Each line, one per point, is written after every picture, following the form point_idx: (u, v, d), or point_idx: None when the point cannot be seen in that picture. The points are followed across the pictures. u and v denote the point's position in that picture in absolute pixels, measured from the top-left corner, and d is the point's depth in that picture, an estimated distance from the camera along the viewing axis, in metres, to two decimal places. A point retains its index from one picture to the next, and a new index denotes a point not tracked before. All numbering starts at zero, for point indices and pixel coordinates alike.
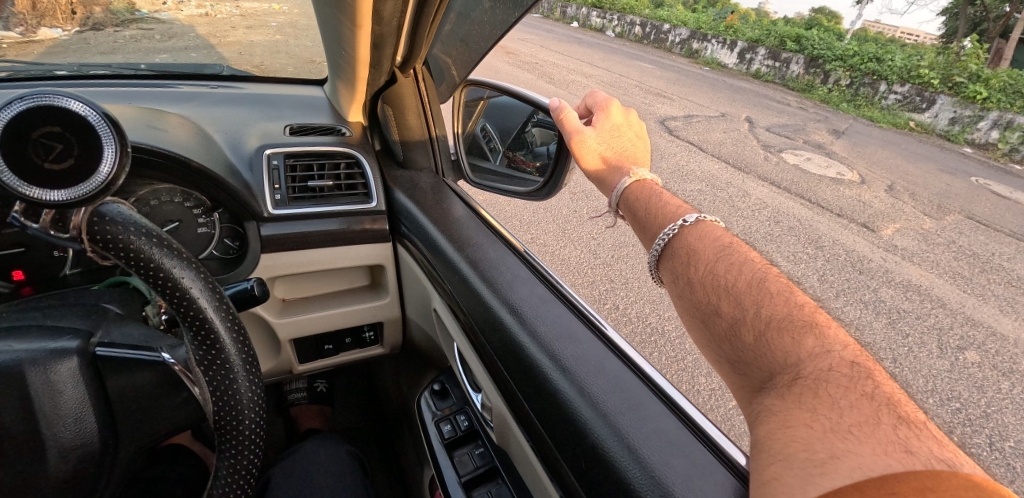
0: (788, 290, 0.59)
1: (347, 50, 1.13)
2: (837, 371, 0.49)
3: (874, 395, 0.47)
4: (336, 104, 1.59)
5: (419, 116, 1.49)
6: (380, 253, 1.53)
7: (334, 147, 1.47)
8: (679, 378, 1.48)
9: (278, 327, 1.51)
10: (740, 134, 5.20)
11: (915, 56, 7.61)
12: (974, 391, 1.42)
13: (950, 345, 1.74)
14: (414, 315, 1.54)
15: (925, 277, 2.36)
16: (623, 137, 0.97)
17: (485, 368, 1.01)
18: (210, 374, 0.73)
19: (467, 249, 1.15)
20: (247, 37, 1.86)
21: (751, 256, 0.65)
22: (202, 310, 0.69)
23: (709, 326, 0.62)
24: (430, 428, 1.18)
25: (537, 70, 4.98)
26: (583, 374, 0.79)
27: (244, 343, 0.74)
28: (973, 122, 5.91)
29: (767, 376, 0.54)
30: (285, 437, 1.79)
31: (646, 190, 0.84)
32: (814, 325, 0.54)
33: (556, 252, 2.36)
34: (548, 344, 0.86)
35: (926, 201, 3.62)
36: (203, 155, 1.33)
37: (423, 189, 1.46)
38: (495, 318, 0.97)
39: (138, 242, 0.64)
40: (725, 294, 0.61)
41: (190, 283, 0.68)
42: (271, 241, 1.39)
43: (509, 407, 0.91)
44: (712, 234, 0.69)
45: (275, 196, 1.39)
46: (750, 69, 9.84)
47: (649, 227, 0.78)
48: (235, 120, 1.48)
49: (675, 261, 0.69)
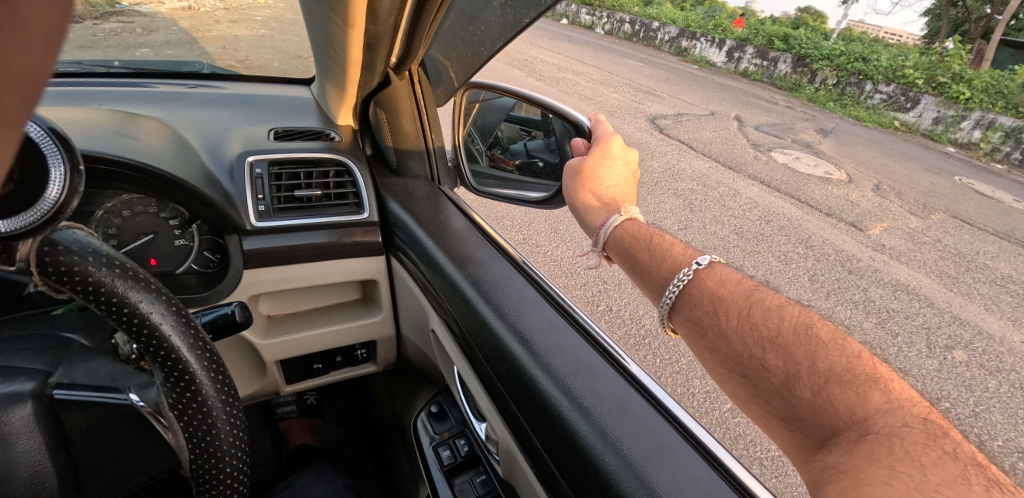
0: (840, 337, 0.61)
1: (338, 51, 1.08)
2: (911, 427, 0.50)
3: (958, 454, 0.47)
4: (324, 106, 1.53)
5: (415, 121, 1.42)
6: (372, 267, 1.48)
7: (322, 153, 1.41)
8: (673, 381, 1.54)
9: (263, 349, 1.45)
10: (729, 133, 5.21)
11: (901, 57, 7.79)
12: (962, 392, 1.49)
13: (938, 344, 1.78)
14: (409, 332, 1.50)
15: (913, 276, 2.39)
16: (614, 172, 1.01)
17: (490, 399, 0.96)
18: (186, 418, 0.74)
19: (469, 268, 1.10)
20: (232, 31, 1.79)
21: (785, 304, 0.67)
22: (174, 347, 0.71)
23: (755, 380, 0.63)
24: (427, 452, 1.15)
25: (529, 67, 4.92)
26: (606, 415, 0.73)
27: (221, 382, 0.76)
28: (956, 120, 6.27)
29: (831, 431, 0.54)
30: (272, 453, 1.74)
31: (637, 230, 0.90)
32: (876, 380, 0.55)
33: (548, 252, 2.38)
34: (565, 379, 0.80)
35: (912, 201, 3.68)
36: (179, 164, 1.27)
37: (418, 198, 1.41)
38: (501, 347, 0.92)
39: (99, 274, 0.64)
40: (772, 348, 0.62)
41: (161, 318, 0.69)
42: (254, 255, 1.32)
43: (516, 439, 0.86)
44: (732, 280, 0.73)
45: (258, 207, 1.32)
46: (738, 68, 9.92)
47: (652, 271, 0.81)
48: (216, 124, 1.42)
49: (697, 310, 0.72)
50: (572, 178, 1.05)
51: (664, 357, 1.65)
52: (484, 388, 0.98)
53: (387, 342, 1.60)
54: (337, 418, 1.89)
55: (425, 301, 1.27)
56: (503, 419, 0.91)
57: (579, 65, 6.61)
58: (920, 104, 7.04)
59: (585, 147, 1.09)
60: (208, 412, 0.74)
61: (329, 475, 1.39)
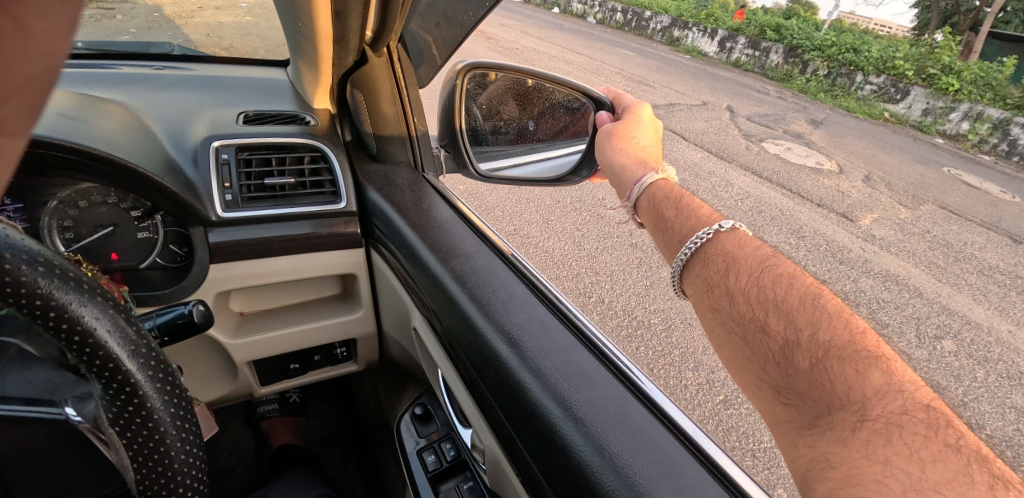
0: (845, 311, 0.59)
1: (307, 24, 1.01)
2: (912, 416, 0.47)
3: (960, 447, 0.44)
4: (300, 90, 1.46)
5: (395, 104, 1.36)
6: (351, 261, 1.43)
7: (295, 138, 1.34)
8: (664, 372, 1.56)
9: (233, 349, 1.40)
10: (722, 123, 5.18)
11: (892, 48, 7.89)
12: (952, 382, 1.53)
13: (928, 334, 1.84)
14: (391, 330, 1.45)
15: (902, 266, 2.43)
16: (647, 132, 1.07)
17: (474, 401, 0.92)
18: (128, 431, 0.72)
19: (452, 262, 1.06)
20: (216, 17, 1.68)
21: (797, 272, 0.66)
22: (109, 348, 0.68)
23: (753, 343, 0.62)
24: (413, 460, 1.14)
25: (517, 54, 4.80)
26: (603, 427, 0.69)
27: (169, 395, 0.75)
28: (945, 112, 6.44)
29: (825, 409, 0.52)
30: (253, 451, 1.73)
31: (671, 190, 0.90)
32: (879, 359, 0.53)
33: (540, 243, 2.35)
34: (558, 388, 0.76)
35: (901, 192, 3.74)
36: (138, 152, 1.20)
37: (399, 186, 1.35)
38: (489, 351, 0.88)
39: (24, 273, 0.60)
40: (776, 312, 0.61)
41: (98, 324, 0.67)
42: (221, 249, 1.26)
43: (505, 448, 0.82)
44: (750, 245, 0.72)
45: (225, 196, 1.26)
46: (731, 58, 9.85)
47: (676, 230, 0.81)
48: (181, 107, 1.35)
49: (708, 270, 0.72)
50: (605, 140, 1.10)
51: (656, 349, 1.68)
52: (469, 390, 0.94)
53: (369, 337, 1.56)
54: (320, 416, 1.86)
55: (407, 298, 1.23)
56: (491, 427, 0.87)
57: (570, 54, 6.52)
58: (909, 96, 7.28)
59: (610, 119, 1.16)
60: (156, 425, 0.74)
61: (307, 487, 1.35)
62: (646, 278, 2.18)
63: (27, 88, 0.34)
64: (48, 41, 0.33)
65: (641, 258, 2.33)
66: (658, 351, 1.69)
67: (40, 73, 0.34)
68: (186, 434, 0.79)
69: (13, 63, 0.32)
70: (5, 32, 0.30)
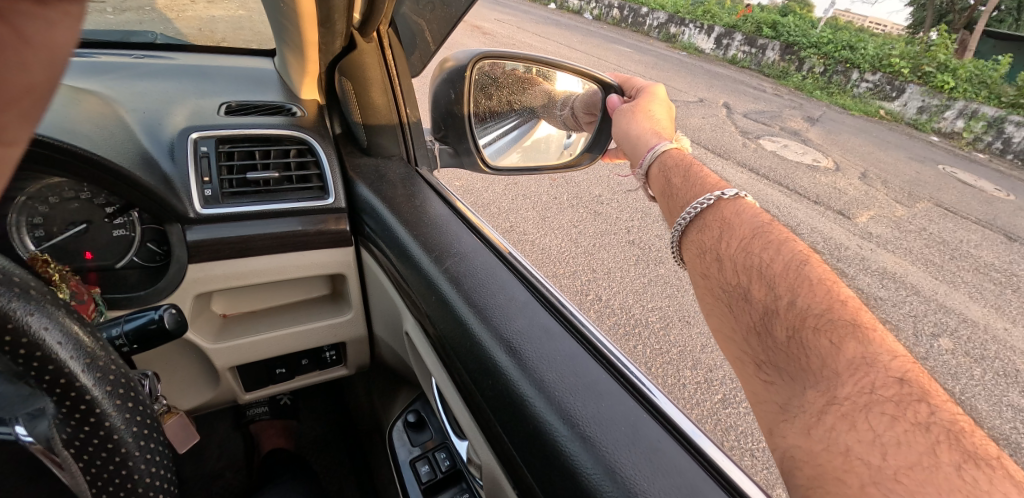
0: (829, 280, 0.62)
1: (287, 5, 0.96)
2: (880, 395, 0.49)
3: (930, 426, 0.46)
4: (286, 80, 1.42)
5: (386, 95, 1.31)
6: (339, 260, 1.39)
7: (281, 130, 1.30)
8: (663, 370, 1.56)
9: (213, 353, 1.36)
10: (718, 120, 5.16)
11: (887, 45, 7.97)
12: (950, 380, 1.57)
13: (924, 332, 1.88)
14: (382, 332, 1.42)
15: (900, 264, 2.53)
16: (660, 107, 1.12)
17: (470, 413, 0.87)
18: (86, 453, 0.70)
19: (447, 261, 1.02)
20: (207, 11, 1.64)
21: (789, 239, 0.70)
22: (61, 361, 0.65)
23: (736, 309, 0.66)
24: (404, 467, 1.12)
25: (509, 46, 4.70)
26: (615, 447, 0.62)
27: (130, 413, 0.73)
28: (940, 109, 6.59)
29: (799, 386, 0.55)
30: (243, 456, 1.70)
31: (682, 159, 0.93)
32: (855, 328, 0.55)
33: (537, 240, 2.32)
34: (563, 402, 0.69)
35: (896, 189, 3.78)
36: (112, 148, 1.16)
37: (389, 181, 1.30)
38: (487, 360, 0.82)
39: None
40: (760, 279, 0.66)
41: (52, 336, 0.64)
42: (200, 247, 1.22)
43: (503, 465, 0.77)
44: (749, 212, 0.76)
45: (204, 191, 1.21)
46: (727, 56, 9.69)
47: (680, 195, 0.85)
48: (159, 97, 1.30)
49: (703, 236, 0.77)
50: (622, 115, 1.13)
51: (654, 347, 1.67)
52: (464, 402, 0.89)
53: (359, 337, 1.52)
54: (313, 417, 1.83)
55: (399, 299, 1.20)
56: (487, 441, 0.82)
57: (564, 49, 6.44)
58: (905, 93, 7.23)
59: (623, 102, 1.22)
60: (119, 445, 0.72)
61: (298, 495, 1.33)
62: (643, 275, 2.16)
63: (30, 97, 0.36)
64: (46, 51, 0.35)
65: (639, 255, 2.31)
66: (657, 349, 1.68)
67: (40, 80, 0.36)
68: (151, 451, 0.77)
69: (18, 75, 0.34)
70: (7, 43, 0.32)
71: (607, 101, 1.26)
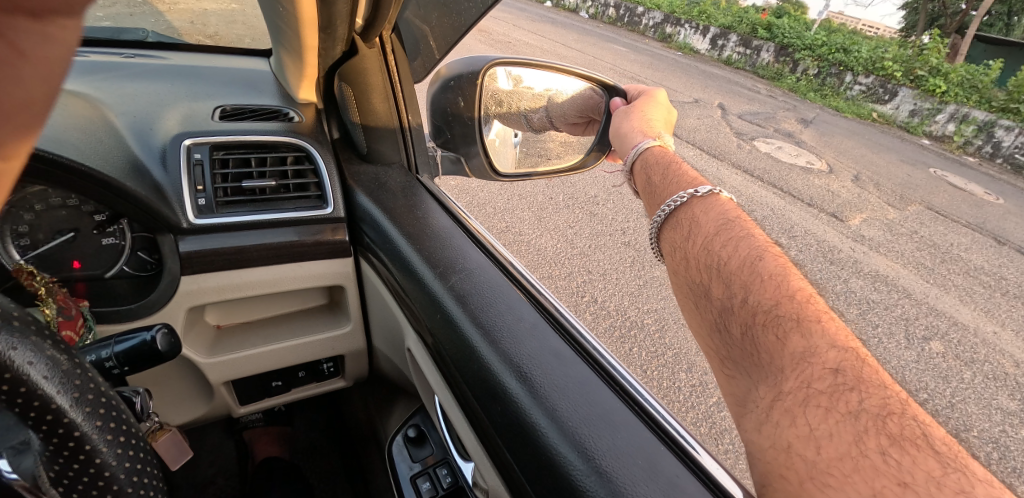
0: (783, 275, 0.61)
1: (287, 6, 0.92)
2: (814, 388, 0.49)
3: (859, 414, 0.45)
4: (281, 80, 1.39)
5: (388, 101, 1.28)
6: (328, 269, 1.36)
7: (278, 137, 1.28)
8: (658, 373, 1.57)
9: (208, 368, 1.33)
10: (714, 121, 5.16)
11: (880, 49, 8.09)
12: (940, 382, 1.60)
13: (916, 335, 1.92)
14: (381, 345, 1.40)
15: (892, 267, 2.55)
16: (660, 110, 1.11)
17: (477, 437, 0.85)
18: (78, 485, 0.68)
19: (452, 278, 1.00)
20: (200, 5, 1.59)
21: (750, 234, 0.69)
22: (49, 396, 0.62)
23: (700, 307, 0.66)
24: (405, 483, 1.12)
25: (500, 45, 4.62)
26: (634, 483, 0.60)
27: (124, 447, 0.71)
28: (930, 113, 6.90)
29: (751, 383, 0.54)
30: (236, 463, 1.68)
31: (665, 155, 0.92)
32: (803, 322, 0.54)
33: (531, 241, 2.31)
34: (578, 433, 0.67)
35: (889, 191, 3.84)
36: (102, 155, 1.14)
37: (390, 191, 1.28)
38: (496, 385, 0.80)
39: None
40: (718, 276, 0.65)
41: (38, 373, 0.61)
42: (193, 258, 1.20)
43: (515, 494, 0.75)
44: (720, 208, 0.75)
45: (199, 200, 1.19)
46: (722, 56, 9.63)
47: (658, 193, 0.84)
48: (150, 99, 1.27)
49: (675, 232, 0.76)
50: (618, 116, 1.13)
51: (649, 350, 1.67)
52: (471, 426, 0.87)
53: (358, 347, 1.49)
54: (308, 424, 1.81)
55: (398, 311, 1.18)
56: (496, 467, 0.80)
57: (557, 49, 6.37)
58: (897, 97, 7.42)
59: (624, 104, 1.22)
60: (110, 481, 0.70)
61: None
62: (638, 277, 2.16)
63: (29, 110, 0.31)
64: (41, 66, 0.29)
65: (635, 256, 2.31)
66: (652, 352, 1.67)
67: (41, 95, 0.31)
68: (145, 481, 0.75)
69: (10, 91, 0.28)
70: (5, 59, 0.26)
71: (611, 104, 1.24)
